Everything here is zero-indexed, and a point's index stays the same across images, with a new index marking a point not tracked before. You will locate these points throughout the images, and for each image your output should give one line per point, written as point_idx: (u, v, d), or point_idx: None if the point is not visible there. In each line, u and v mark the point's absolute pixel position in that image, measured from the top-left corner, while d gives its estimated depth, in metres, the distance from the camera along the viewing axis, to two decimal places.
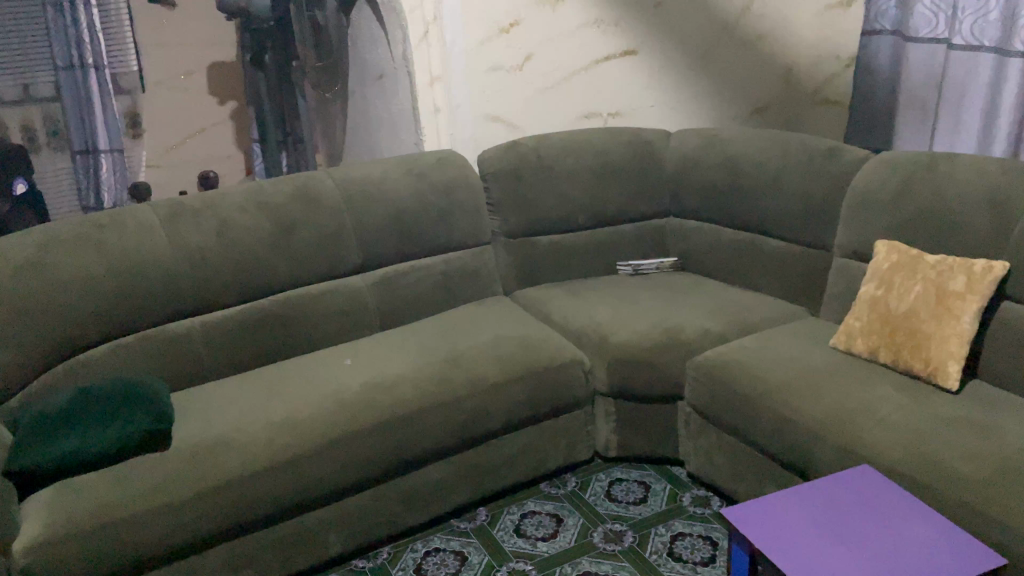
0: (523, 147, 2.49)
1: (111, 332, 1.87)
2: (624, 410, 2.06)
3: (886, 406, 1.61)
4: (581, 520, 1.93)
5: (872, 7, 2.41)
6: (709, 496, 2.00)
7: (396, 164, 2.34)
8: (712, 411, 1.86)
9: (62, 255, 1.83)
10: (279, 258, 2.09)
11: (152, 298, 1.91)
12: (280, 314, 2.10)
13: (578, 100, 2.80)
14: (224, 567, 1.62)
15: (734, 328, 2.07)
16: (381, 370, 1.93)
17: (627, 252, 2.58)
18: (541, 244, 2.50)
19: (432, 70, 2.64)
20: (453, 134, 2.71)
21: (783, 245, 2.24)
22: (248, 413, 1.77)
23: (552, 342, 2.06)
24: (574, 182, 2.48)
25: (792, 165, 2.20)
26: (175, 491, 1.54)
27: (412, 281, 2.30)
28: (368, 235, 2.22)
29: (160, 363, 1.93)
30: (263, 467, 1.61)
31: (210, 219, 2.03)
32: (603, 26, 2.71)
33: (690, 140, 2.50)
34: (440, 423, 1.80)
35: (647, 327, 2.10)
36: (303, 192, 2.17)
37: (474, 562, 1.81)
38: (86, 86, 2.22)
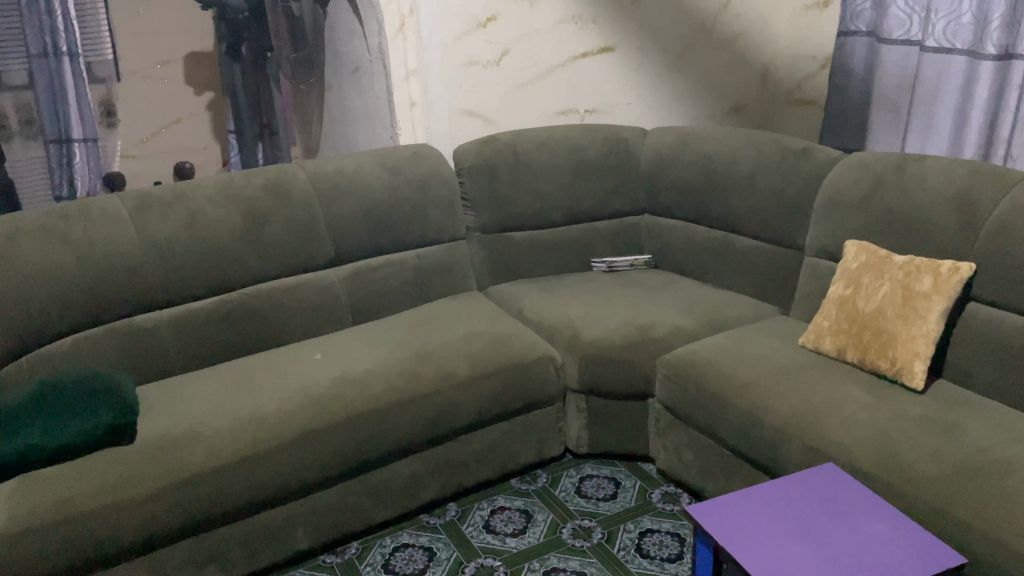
0: (500, 142, 2.49)
1: (77, 324, 1.85)
2: (595, 407, 2.06)
3: (851, 405, 1.62)
4: (551, 516, 1.94)
5: (848, 8, 2.47)
6: (678, 493, 2.01)
7: (371, 158, 2.32)
8: (682, 408, 1.87)
9: (26, 245, 1.81)
10: (250, 251, 2.07)
11: (119, 290, 1.89)
12: (250, 307, 2.08)
13: (555, 97, 2.80)
14: (188, 561, 1.60)
15: (704, 326, 2.08)
16: (352, 365, 1.93)
17: (602, 249, 2.59)
18: (516, 240, 2.50)
19: (408, 63, 2.67)
20: (429, 127, 2.75)
21: (755, 243, 2.26)
22: (215, 407, 1.76)
23: (523, 339, 2.05)
24: (549, 179, 2.48)
25: (765, 164, 2.21)
26: (138, 485, 1.52)
27: (386, 275, 2.29)
28: (340, 229, 2.21)
29: (128, 356, 1.91)
30: (229, 462, 1.60)
31: (180, 210, 2.01)
32: (581, 22, 2.70)
33: (666, 138, 2.51)
34: (410, 418, 1.80)
35: (619, 324, 2.10)
36: (275, 184, 2.15)
37: (442, 558, 1.81)
38: (62, 73, 2.09)
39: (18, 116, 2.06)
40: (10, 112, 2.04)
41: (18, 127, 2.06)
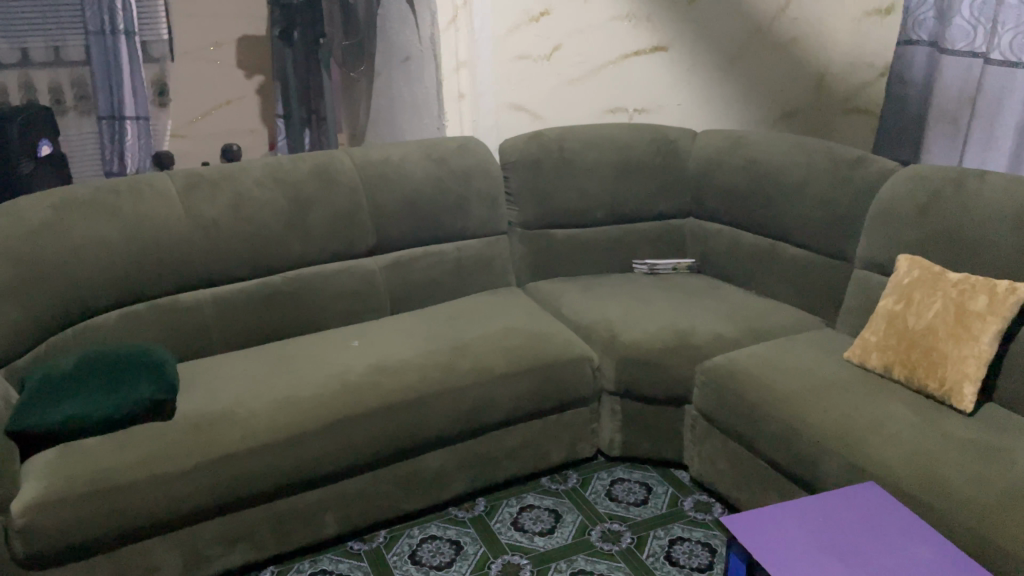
0: (546, 137, 2.47)
1: (123, 299, 1.88)
2: (631, 410, 2.04)
3: (896, 423, 1.58)
4: (579, 517, 1.92)
5: (909, 17, 2.38)
6: (711, 503, 1.98)
7: (417, 149, 2.32)
8: (719, 416, 1.84)
9: (77, 218, 1.84)
10: (293, 235, 2.08)
11: (165, 268, 1.91)
12: (291, 291, 2.09)
13: (603, 95, 2.77)
14: (218, 539, 1.62)
15: (746, 334, 2.04)
16: (388, 354, 1.93)
17: (643, 250, 2.56)
18: (557, 238, 2.48)
19: (459, 54, 2.66)
20: (476, 120, 2.73)
21: (802, 253, 2.21)
22: (251, 388, 1.77)
23: (561, 337, 2.04)
24: (594, 177, 2.46)
25: (817, 171, 2.16)
26: (173, 461, 1.54)
27: (426, 266, 2.29)
28: (383, 217, 2.21)
29: (169, 332, 1.94)
30: (262, 443, 1.61)
31: (227, 191, 2.03)
32: (634, 20, 2.67)
33: (715, 140, 2.47)
34: (442, 411, 1.79)
35: (659, 328, 2.07)
36: (321, 170, 2.16)
37: (469, 552, 1.80)
38: (116, 49, 2.70)
39: (73, 91, 2.92)
40: (66, 87, 2.91)
41: (73, 101, 2.93)
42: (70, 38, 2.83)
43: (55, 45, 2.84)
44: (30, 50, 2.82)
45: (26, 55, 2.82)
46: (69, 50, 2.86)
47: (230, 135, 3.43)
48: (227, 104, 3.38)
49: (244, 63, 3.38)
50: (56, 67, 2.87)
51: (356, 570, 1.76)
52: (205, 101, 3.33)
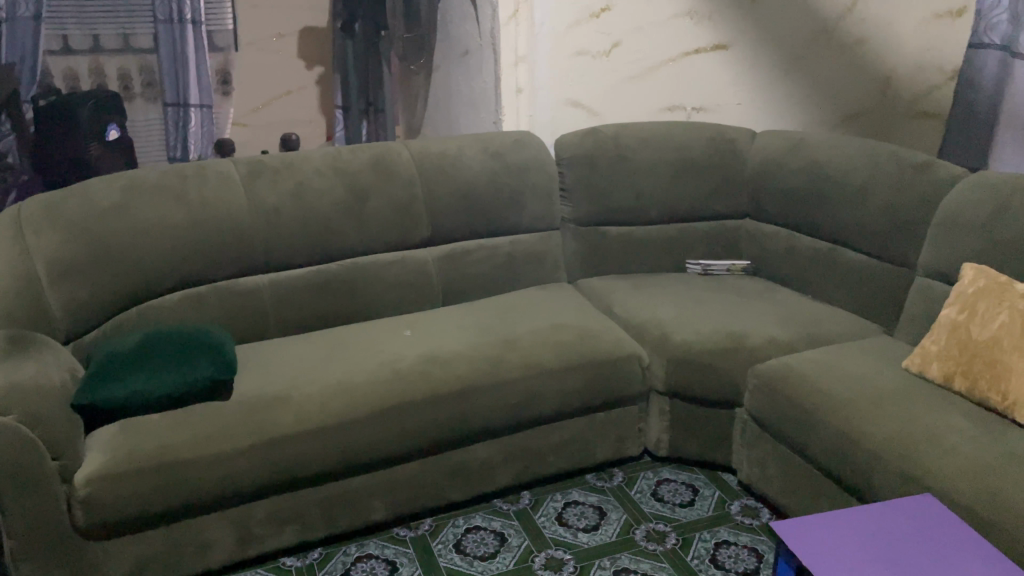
0: (603, 134, 2.46)
1: (185, 281, 1.93)
2: (680, 411, 2.03)
3: (956, 435, 1.54)
4: (624, 515, 1.92)
5: (981, 20, 2.23)
6: (758, 508, 1.95)
7: (474, 142, 2.34)
8: (771, 420, 1.81)
9: (144, 201, 1.90)
10: (350, 224, 2.11)
11: (226, 252, 1.96)
12: (345, 279, 2.13)
13: (661, 92, 2.75)
14: (270, 517, 1.66)
15: (801, 339, 2.01)
16: (439, 345, 1.94)
17: (697, 250, 2.53)
18: (610, 235, 2.47)
19: (518, 50, 2.72)
20: (533, 114, 2.80)
21: (862, 258, 2.16)
22: (306, 372, 1.80)
23: (611, 334, 2.03)
24: (649, 175, 2.44)
25: (880, 176, 2.11)
26: (230, 441, 1.58)
27: (478, 259, 2.31)
28: (439, 209, 2.23)
29: (228, 315, 1.99)
30: (315, 427, 1.64)
31: (288, 179, 2.07)
32: (696, 18, 2.64)
33: (775, 141, 2.43)
34: (490, 404, 1.80)
35: (712, 329, 2.05)
36: (379, 161, 2.19)
37: (513, 545, 1.81)
38: (183, 37, 2.88)
39: (141, 78, 3.07)
40: (134, 73, 3.06)
41: (140, 89, 3.07)
42: (139, 26, 2.99)
43: (125, 34, 2.99)
44: (102, 37, 2.97)
45: (97, 42, 2.97)
46: (138, 38, 3.02)
47: (290, 124, 3.60)
48: (287, 94, 3.55)
49: (305, 55, 3.53)
50: (125, 54, 3.02)
51: (402, 556, 1.78)
52: (266, 91, 3.49)
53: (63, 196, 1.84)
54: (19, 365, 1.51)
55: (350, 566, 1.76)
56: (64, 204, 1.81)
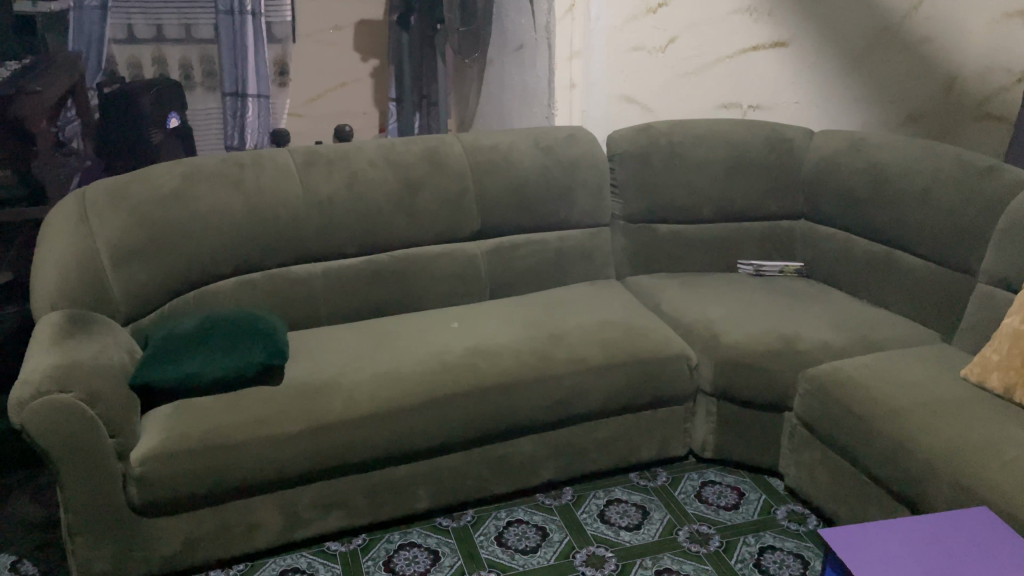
0: (656, 130, 2.44)
1: (240, 268, 1.97)
2: (727, 413, 2.00)
3: (1017, 448, 1.49)
4: (667, 515, 1.90)
5: None
6: (805, 514, 1.92)
7: (526, 137, 2.34)
8: (821, 425, 1.78)
9: (203, 187, 1.94)
10: (401, 216, 2.13)
11: (280, 240, 1.99)
12: (395, 270, 2.15)
13: (718, 89, 2.72)
14: (316, 501, 1.69)
15: (855, 344, 1.97)
16: (485, 337, 1.95)
17: (750, 250, 2.49)
18: (660, 233, 2.45)
19: (574, 45, 2.76)
20: (586, 109, 2.83)
21: (921, 262, 2.10)
22: (355, 361, 1.83)
23: (659, 333, 2.01)
24: (702, 173, 2.41)
25: (943, 178, 2.04)
26: (279, 425, 1.61)
27: (527, 253, 2.31)
28: (489, 203, 2.23)
29: (280, 302, 2.02)
30: (362, 415, 1.66)
31: (342, 169, 2.09)
32: (756, 14, 2.58)
33: (835, 141, 2.37)
34: (535, 398, 1.79)
35: (763, 331, 2.02)
36: (432, 153, 2.20)
37: (554, 540, 1.81)
38: (243, 29, 2.95)
39: (201, 68, 3.16)
40: (195, 63, 3.15)
41: (201, 78, 3.16)
42: (202, 17, 3.07)
43: (187, 23, 3.07)
44: (165, 27, 3.05)
45: (160, 32, 3.05)
46: (199, 29, 3.10)
47: (344, 116, 3.65)
48: (343, 86, 3.60)
49: (361, 47, 3.58)
50: (187, 43, 3.11)
51: (444, 546, 1.80)
52: (323, 83, 3.56)
53: (126, 181, 1.90)
54: (82, 345, 1.57)
55: (393, 554, 1.78)
56: (128, 189, 1.87)
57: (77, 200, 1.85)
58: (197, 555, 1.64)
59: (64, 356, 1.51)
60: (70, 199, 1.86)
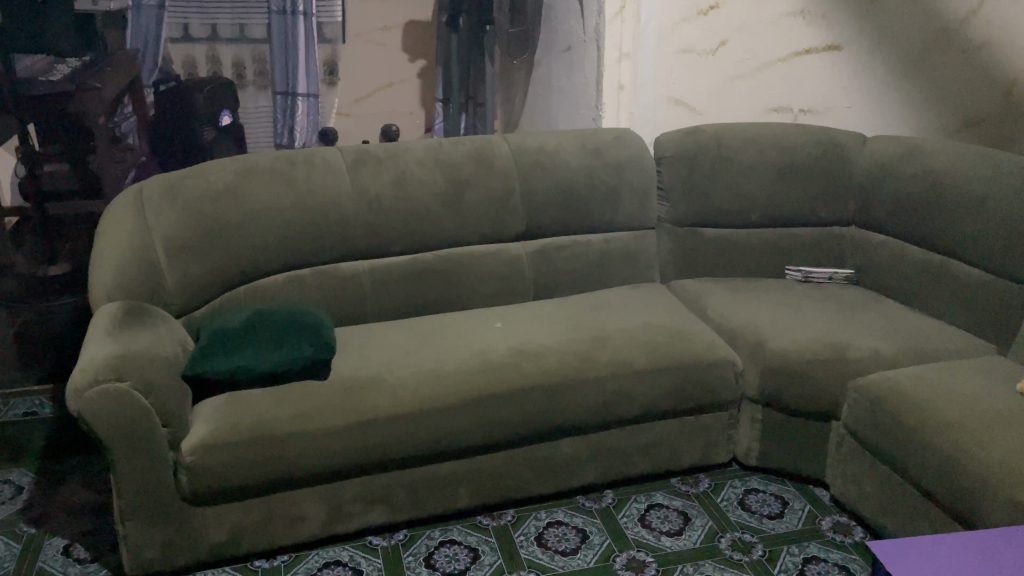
0: (705, 134, 2.42)
1: (290, 264, 2.01)
2: (772, 421, 1.97)
3: None
4: (709, 522, 1.88)
5: None
6: (851, 525, 1.89)
7: (573, 138, 2.34)
8: (869, 435, 1.75)
9: (256, 184, 1.98)
10: (448, 215, 2.14)
11: (328, 237, 2.02)
12: (440, 269, 2.16)
13: (769, 92, 2.67)
14: (359, 495, 1.71)
15: (906, 354, 1.92)
16: (529, 338, 1.95)
17: (798, 256, 2.45)
18: (707, 237, 2.42)
19: (622, 47, 2.76)
20: (633, 111, 2.87)
21: (978, 272, 2.05)
22: (400, 358, 1.84)
23: (704, 338, 1.99)
24: (751, 177, 2.39)
25: (1002, 186, 1.99)
26: (326, 420, 1.63)
27: (572, 255, 2.31)
28: (535, 204, 2.23)
29: (327, 298, 2.05)
30: (407, 412, 1.67)
31: (391, 168, 2.12)
32: (809, 17, 2.52)
33: (889, 146, 2.32)
34: (579, 399, 1.79)
35: (811, 338, 1.99)
36: (479, 153, 2.22)
37: (594, 543, 1.81)
38: (295, 28, 3.03)
39: (253, 67, 3.21)
40: (247, 62, 3.20)
41: (252, 77, 3.22)
42: (255, 17, 3.13)
43: (241, 23, 3.14)
44: (219, 27, 3.13)
45: (215, 31, 3.13)
46: (252, 28, 3.15)
47: (390, 115, 3.70)
48: (391, 86, 3.65)
49: (409, 48, 3.62)
50: (240, 42, 3.17)
51: (484, 545, 1.80)
52: (371, 82, 3.61)
53: (182, 177, 1.95)
54: (138, 335, 1.61)
55: (433, 551, 1.79)
56: (183, 185, 1.92)
57: (136, 194, 1.91)
58: (243, 544, 1.68)
59: (120, 348, 1.54)
60: (129, 193, 1.92)
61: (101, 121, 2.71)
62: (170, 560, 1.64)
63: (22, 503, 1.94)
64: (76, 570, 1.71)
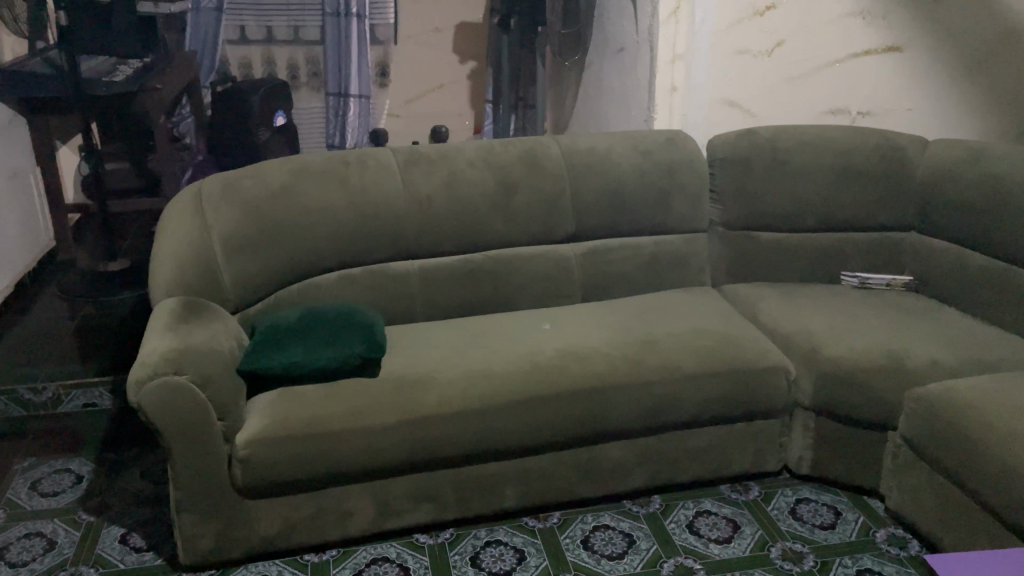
0: (759, 135, 2.38)
1: (342, 263, 2.03)
2: (825, 429, 1.93)
3: None
4: (759, 531, 1.86)
5: None
6: (907, 538, 1.84)
7: (625, 140, 2.32)
8: (927, 446, 1.70)
9: (310, 183, 2.00)
10: (498, 217, 2.15)
11: (380, 237, 2.04)
12: (489, 270, 2.17)
13: (827, 95, 2.62)
14: (407, 493, 1.73)
15: (967, 364, 1.87)
16: (578, 340, 1.94)
17: (855, 262, 2.40)
18: (760, 240, 2.38)
19: (676, 47, 2.74)
20: (685, 113, 2.81)
21: None
22: (449, 357, 1.85)
23: (756, 344, 1.96)
24: (806, 181, 2.34)
25: None
26: (376, 417, 1.64)
27: (622, 257, 2.29)
28: (585, 206, 2.23)
29: (378, 297, 2.07)
30: (455, 411, 1.68)
31: (441, 169, 2.13)
32: (869, 17, 2.47)
33: (952, 150, 2.26)
34: (627, 402, 1.78)
35: (867, 345, 1.94)
36: (530, 155, 2.22)
37: (641, 548, 1.80)
38: (349, 29, 3.12)
39: (307, 68, 3.27)
40: (302, 63, 3.27)
41: (306, 78, 3.28)
42: (309, 18, 3.19)
43: (297, 25, 3.20)
44: (274, 29, 3.19)
45: (270, 33, 3.19)
46: (307, 30, 3.22)
47: (440, 117, 3.72)
48: (441, 87, 3.67)
49: (461, 50, 3.64)
50: (295, 45, 3.24)
51: (530, 546, 1.80)
52: (422, 83, 3.64)
53: (239, 176, 1.99)
54: (195, 330, 1.64)
55: (480, 550, 1.79)
56: (240, 184, 1.96)
57: (195, 192, 1.96)
58: (293, 538, 1.70)
59: (178, 341, 1.57)
60: (188, 192, 1.97)
61: (160, 119, 2.80)
62: (223, 552, 1.68)
63: (82, 492, 2.00)
64: (133, 558, 1.76)
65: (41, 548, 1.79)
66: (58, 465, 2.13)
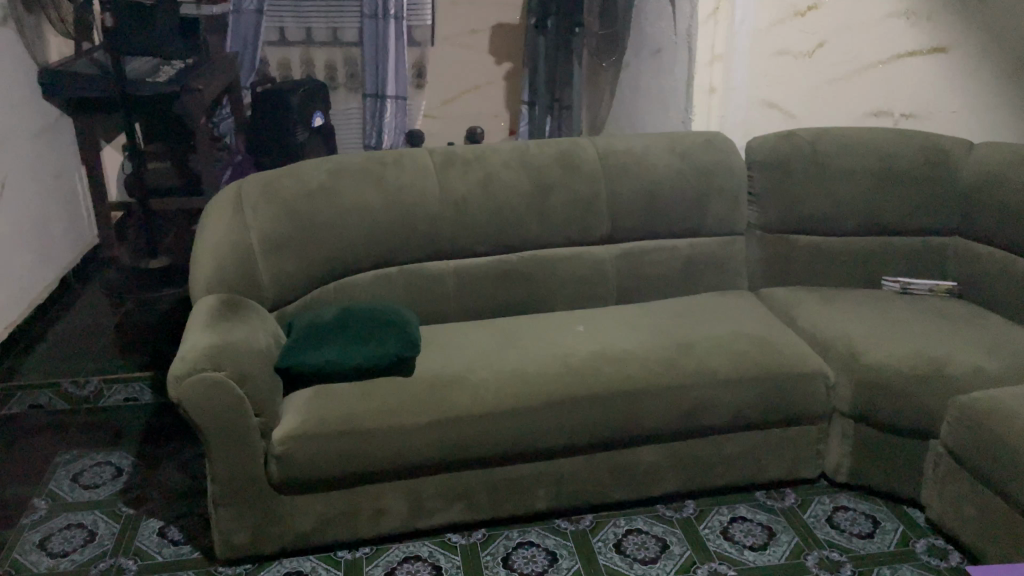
0: (799, 138, 2.35)
1: (377, 262, 2.04)
2: (865, 437, 1.90)
3: None
4: (795, 538, 1.83)
5: None
6: (948, 549, 1.80)
7: (662, 142, 2.31)
8: (970, 455, 1.66)
9: (347, 183, 2.02)
10: (533, 218, 2.15)
11: (415, 236, 2.05)
12: (524, 270, 2.17)
13: (869, 96, 2.58)
14: (440, 492, 1.73)
15: (1013, 372, 1.82)
16: (613, 342, 1.93)
17: (897, 266, 2.35)
18: (799, 244, 2.35)
19: (715, 48, 2.65)
20: (724, 117, 2.71)
21: None
22: (483, 357, 1.86)
23: (794, 349, 1.93)
24: (847, 183, 2.30)
25: None
26: (410, 416, 1.65)
27: (657, 259, 2.28)
28: (621, 207, 2.21)
29: (413, 296, 2.09)
30: (488, 411, 1.68)
31: (477, 169, 2.13)
32: (914, 18, 2.44)
33: (1000, 153, 2.21)
34: (661, 405, 1.77)
35: (909, 351, 1.90)
36: (566, 156, 2.21)
37: (674, 553, 1.78)
38: (386, 30, 3.15)
39: (345, 69, 3.31)
40: (340, 65, 3.31)
41: (344, 80, 3.32)
42: (348, 20, 3.22)
43: (335, 27, 3.23)
44: (314, 30, 3.24)
45: (310, 35, 3.24)
46: (345, 32, 3.25)
47: (476, 118, 3.73)
48: (478, 88, 3.69)
49: (496, 51, 3.65)
50: (333, 46, 3.28)
51: (562, 548, 1.80)
52: (458, 84, 3.65)
53: (278, 176, 2.01)
54: (234, 327, 1.67)
55: (512, 551, 1.79)
56: (278, 184, 1.98)
57: (235, 191, 1.99)
58: (327, 534, 1.72)
59: (217, 338, 1.60)
60: (229, 191, 2.00)
61: (201, 120, 2.79)
62: (258, 547, 1.70)
63: (122, 484, 2.04)
64: (170, 550, 1.79)
65: (81, 539, 1.83)
66: (99, 457, 2.17)
